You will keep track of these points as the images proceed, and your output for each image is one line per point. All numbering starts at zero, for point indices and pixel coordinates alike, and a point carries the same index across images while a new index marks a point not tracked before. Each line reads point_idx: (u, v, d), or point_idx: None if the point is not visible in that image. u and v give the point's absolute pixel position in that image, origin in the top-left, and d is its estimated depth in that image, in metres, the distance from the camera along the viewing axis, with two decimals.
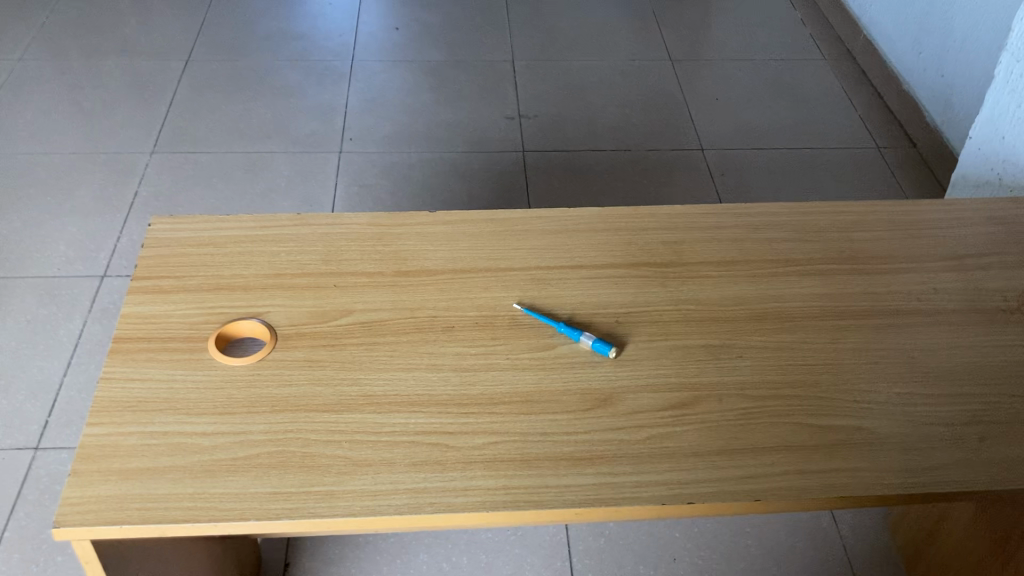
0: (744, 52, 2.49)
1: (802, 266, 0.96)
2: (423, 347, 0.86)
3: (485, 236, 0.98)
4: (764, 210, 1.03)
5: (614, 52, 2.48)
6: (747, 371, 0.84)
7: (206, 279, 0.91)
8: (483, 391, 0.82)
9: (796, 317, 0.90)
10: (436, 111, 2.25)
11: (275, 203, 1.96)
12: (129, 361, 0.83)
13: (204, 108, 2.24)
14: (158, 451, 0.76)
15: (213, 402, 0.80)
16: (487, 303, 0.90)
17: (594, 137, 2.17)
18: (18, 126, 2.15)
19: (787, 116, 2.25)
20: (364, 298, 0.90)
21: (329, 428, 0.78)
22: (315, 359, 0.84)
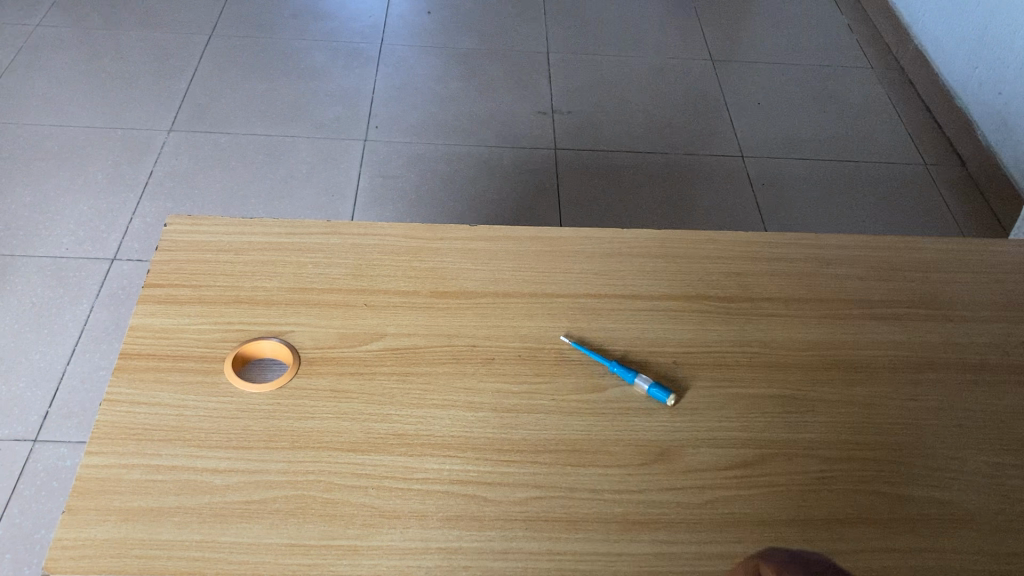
0: (788, 56, 2.39)
1: (876, 309, 0.87)
2: (461, 381, 0.77)
3: (530, 256, 0.90)
4: (835, 242, 0.95)
5: (654, 48, 2.39)
6: (820, 428, 0.76)
7: (225, 291, 0.83)
8: (526, 437, 0.74)
9: (871, 368, 0.82)
10: (467, 101, 2.16)
11: (295, 191, 1.88)
12: (137, 382, 0.75)
13: (226, 86, 2.16)
14: (164, 488, 0.68)
15: (226, 434, 0.72)
16: (532, 333, 0.82)
17: (630, 137, 2.08)
18: (33, 95, 2.07)
19: (832, 125, 2.15)
20: (397, 320, 0.82)
21: (355, 471, 0.70)
22: (341, 389, 0.76)
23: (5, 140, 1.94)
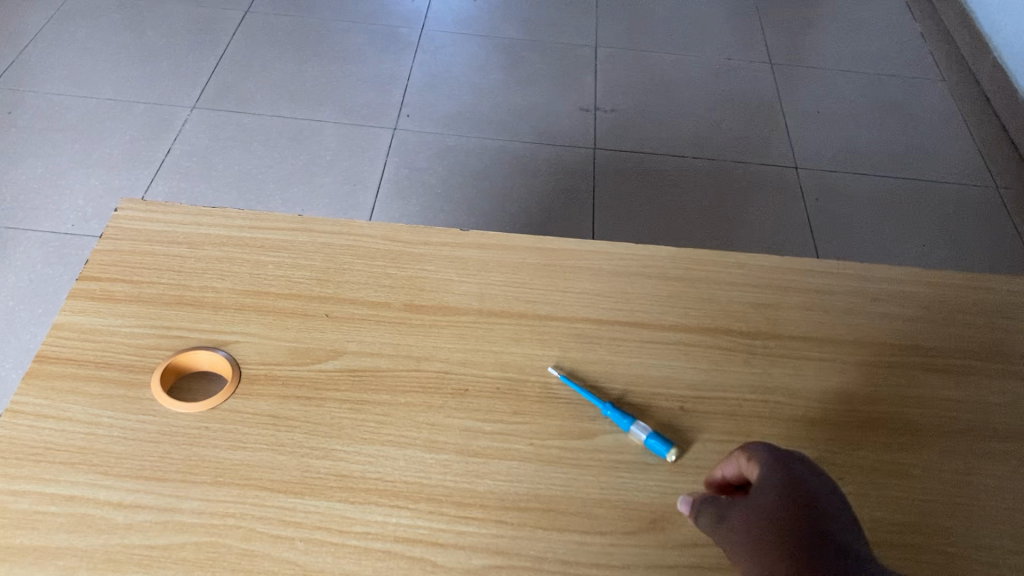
0: (854, 64, 2.23)
1: (930, 358, 0.74)
2: (424, 415, 0.66)
3: (525, 269, 0.78)
4: (885, 274, 0.81)
5: (709, 48, 2.24)
6: (849, 502, 0.63)
7: (168, 290, 0.72)
8: (492, 489, 0.62)
9: (918, 433, 0.68)
10: (505, 94, 2.04)
11: (314, 178, 1.78)
12: (48, 392, 0.64)
13: (256, 64, 2.06)
14: (55, 524, 0.57)
15: (140, 461, 0.61)
16: (515, 362, 0.70)
17: (675, 140, 1.94)
18: (58, 65, 2.00)
19: (896, 139, 1.99)
20: (360, 337, 0.70)
21: (283, 517, 0.59)
22: (283, 415, 0.65)
23: (23, 109, 1.87)
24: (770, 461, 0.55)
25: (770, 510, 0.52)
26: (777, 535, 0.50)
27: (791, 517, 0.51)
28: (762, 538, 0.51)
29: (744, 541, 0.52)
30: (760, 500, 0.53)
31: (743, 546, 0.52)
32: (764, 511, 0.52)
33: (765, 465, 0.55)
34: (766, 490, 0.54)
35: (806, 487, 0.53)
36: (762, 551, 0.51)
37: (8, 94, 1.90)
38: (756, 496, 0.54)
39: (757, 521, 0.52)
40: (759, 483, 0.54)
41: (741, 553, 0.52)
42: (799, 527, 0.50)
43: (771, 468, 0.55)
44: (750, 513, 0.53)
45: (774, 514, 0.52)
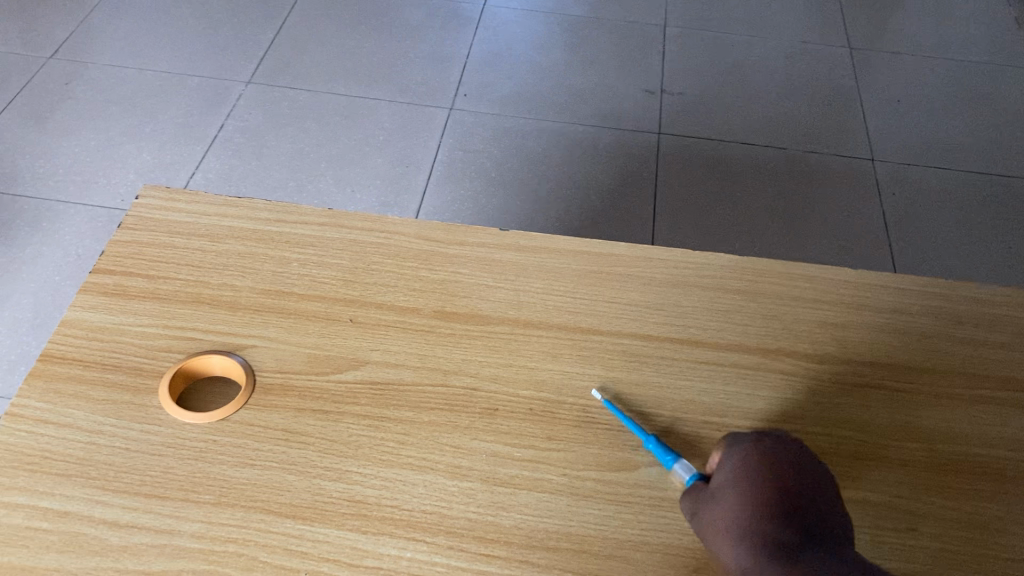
0: (941, 50, 2.10)
1: (1020, 392, 0.66)
2: (449, 436, 0.60)
3: (570, 275, 0.71)
4: (972, 293, 0.73)
5: (785, 30, 2.13)
6: (922, 558, 0.56)
7: (185, 287, 0.68)
8: (519, 524, 0.56)
9: (1003, 478, 0.60)
10: (567, 74, 1.96)
11: (367, 158, 1.73)
12: (51, 395, 0.60)
13: (315, 39, 2.02)
14: (46, 542, 0.53)
15: (141, 475, 0.57)
16: (552, 380, 0.64)
17: (744, 127, 1.84)
18: (117, 37, 1.99)
19: (983, 131, 1.86)
20: (385, 346, 0.65)
21: (289, 546, 0.54)
22: (297, 430, 0.60)
23: (81, 81, 1.87)
24: (740, 447, 0.54)
25: (734, 495, 0.51)
26: (741, 525, 0.49)
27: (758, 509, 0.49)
28: (727, 528, 0.50)
29: (714, 532, 0.51)
30: (726, 485, 0.52)
31: (713, 538, 0.51)
32: (728, 499, 0.51)
33: (734, 452, 0.54)
34: (733, 480, 0.52)
35: (771, 471, 0.51)
36: (728, 543, 0.49)
37: (67, 66, 1.90)
38: (722, 485, 0.52)
39: (723, 513, 0.50)
40: (725, 472, 0.53)
41: (714, 545, 0.50)
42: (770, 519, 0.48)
43: (737, 451, 0.53)
44: (717, 502, 0.51)
45: (740, 507, 0.50)
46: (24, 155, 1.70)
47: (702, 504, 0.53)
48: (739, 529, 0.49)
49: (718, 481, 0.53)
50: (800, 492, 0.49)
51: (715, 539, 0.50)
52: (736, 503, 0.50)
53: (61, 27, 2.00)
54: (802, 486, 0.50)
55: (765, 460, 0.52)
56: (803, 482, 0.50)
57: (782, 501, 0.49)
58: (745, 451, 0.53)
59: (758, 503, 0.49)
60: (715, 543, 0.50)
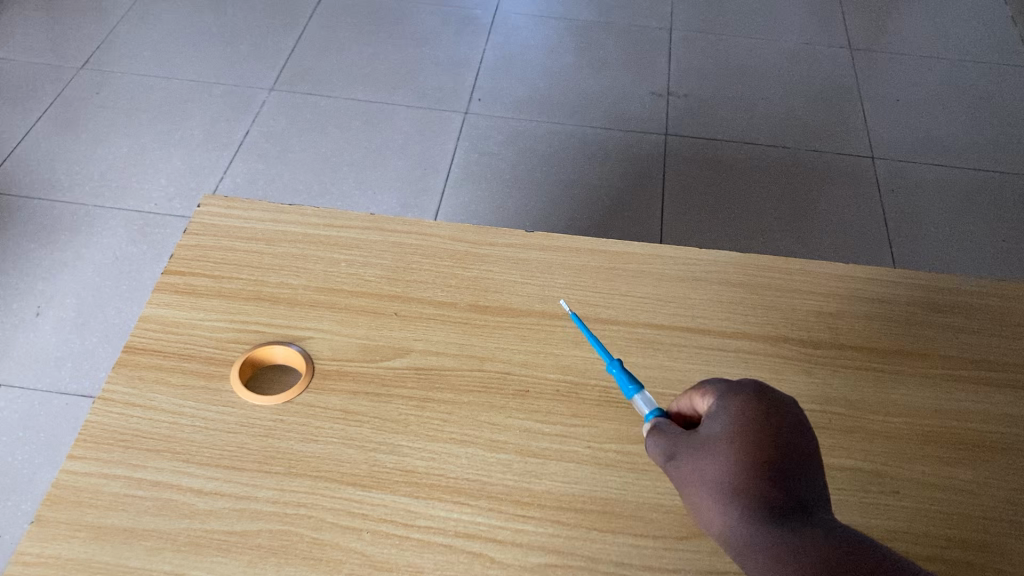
0: (937, 49, 2.17)
1: (994, 373, 0.74)
2: (486, 415, 0.68)
3: (589, 271, 0.79)
4: (953, 285, 0.81)
5: (786, 32, 2.20)
6: (902, 515, 0.64)
7: (247, 285, 0.76)
8: (550, 489, 0.64)
9: (978, 447, 0.68)
10: (576, 78, 2.04)
11: (386, 162, 1.81)
12: (135, 381, 0.69)
13: (333, 47, 2.10)
14: (142, 507, 0.62)
15: (220, 450, 0.65)
16: (575, 365, 0.72)
17: (748, 127, 1.92)
18: (144, 48, 2.07)
19: (978, 129, 1.93)
20: (426, 335, 0.73)
21: (352, 509, 0.62)
22: (353, 410, 0.68)
23: (111, 91, 1.95)
24: (730, 395, 0.54)
25: (724, 452, 0.52)
26: (732, 486, 0.50)
27: (754, 471, 0.50)
28: (716, 485, 0.51)
29: (697, 483, 0.52)
30: (715, 438, 0.53)
31: (695, 488, 0.52)
32: (717, 453, 0.52)
33: (723, 400, 0.54)
34: (727, 434, 0.52)
35: (767, 431, 0.52)
36: (714, 500, 0.51)
37: (97, 76, 1.99)
38: (714, 438, 0.53)
39: (715, 468, 0.51)
40: (717, 425, 0.53)
41: (697, 495, 0.52)
42: (767, 486, 0.50)
43: (730, 403, 0.54)
44: (704, 453, 0.52)
45: (735, 464, 0.51)
46: (61, 162, 1.78)
47: (684, 449, 0.54)
48: (731, 490, 0.50)
49: (705, 430, 0.54)
50: (792, 456, 0.51)
51: (697, 489, 0.52)
52: (727, 460, 0.51)
53: (89, 39, 2.08)
54: (795, 450, 0.51)
55: (757, 416, 0.52)
56: (795, 445, 0.51)
57: (776, 466, 0.50)
58: (737, 403, 0.53)
59: (752, 464, 0.50)
60: (696, 494, 0.52)
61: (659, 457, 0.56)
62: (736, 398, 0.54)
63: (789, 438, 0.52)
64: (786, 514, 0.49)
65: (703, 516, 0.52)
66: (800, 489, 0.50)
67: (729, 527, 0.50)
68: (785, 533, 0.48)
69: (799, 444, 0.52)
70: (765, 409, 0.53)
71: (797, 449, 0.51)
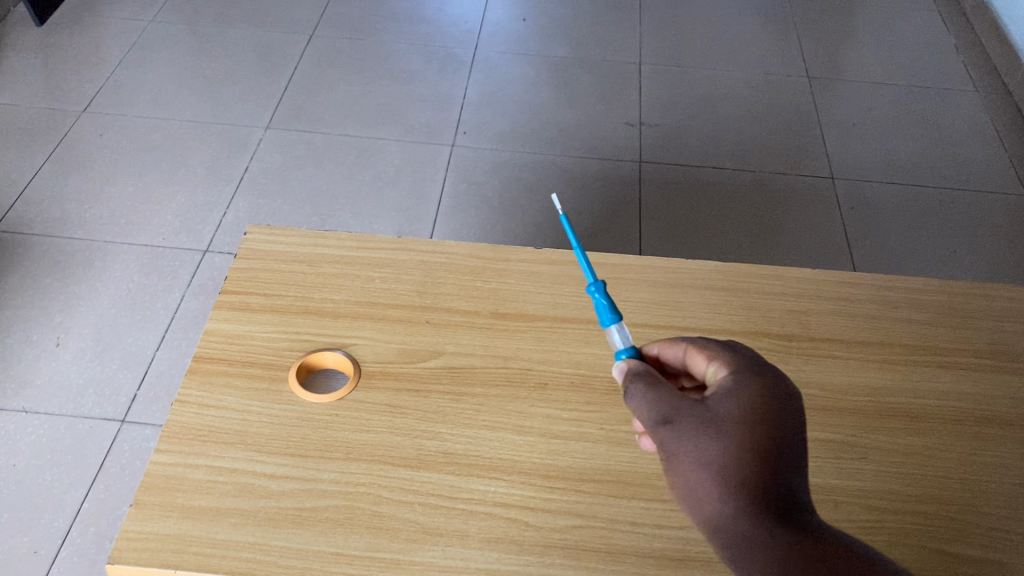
0: (889, 77, 2.33)
1: (942, 357, 0.86)
2: (513, 404, 0.79)
3: (592, 281, 0.92)
4: (904, 284, 0.94)
5: (749, 64, 2.35)
6: (869, 477, 0.75)
7: (295, 301, 0.87)
8: (572, 464, 0.75)
9: (931, 419, 0.80)
10: (556, 112, 2.16)
11: (381, 193, 1.90)
12: (207, 385, 0.79)
13: (324, 86, 2.19)
14: (224, 490, 0.71)
15: (285, 440, 0.75)
16: (586, 360, 0.84)
17: (717, 153, 2.05)
18: (141, 90, 2.13)
19: (929, 149, 2.08)
20: (455, 339, 0.84)
21: (404, 486, 0.72)
22: (398, 404, 0.79)
23: (111, 132, 2.00)
24: (742, 380, 0.56)
25: (735, 432, 0.53)
26: (738, 471, 0.52)
27: (760, 465, 0.52)
28: (719, 467, 0.52)
29: (697, 456, 0.53)
30: (723, 416, 0.54)
31: (693, 460, 0.53)
32: (726, 431, 0.53)
33: (738, 383, 0.56)
34: (739, 421, 0.54)
35: (776, 426, 0.54)
36: (714, 479, 0.52)
37: (96, 118, 2.03)
38: (725, 421, 0.54)
39: (722, 452, 0.52)
40: (729, 409, 0.54)
41: (696, 472, 0.53)
42: (769, 482, 0.52)
43: (746, 391, 0.55)
44: (710, 427, 0.53)
45: (744, 454, 0.52)
46: (68, 200, 1.81)
47: (685, 416, 0.55)
48: (735, 477, 0.51)
49: (714, 406, 0.55)
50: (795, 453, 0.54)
51: (698, 466, 0.53)
52: (737, 443, 0.52)
53: (87, 82, 2.13)
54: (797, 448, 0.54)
55: (769, 406, 0.55)
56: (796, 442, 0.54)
57: (780, 462, 0.52)
58: (750, 389, 0.56)
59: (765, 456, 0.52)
60: (696, 470, 0.53)
61: (648, 414, 0.56)
62: (750, 383, 0.56)
63: (794, 433, 0.54)
64: (785, 511, 0.51)
65: (695, 493, 0.53)
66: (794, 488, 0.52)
67: (724, 512, 0.51)
68: (784, 531, 0.50)
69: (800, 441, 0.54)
70: (775, 400, 0.55)
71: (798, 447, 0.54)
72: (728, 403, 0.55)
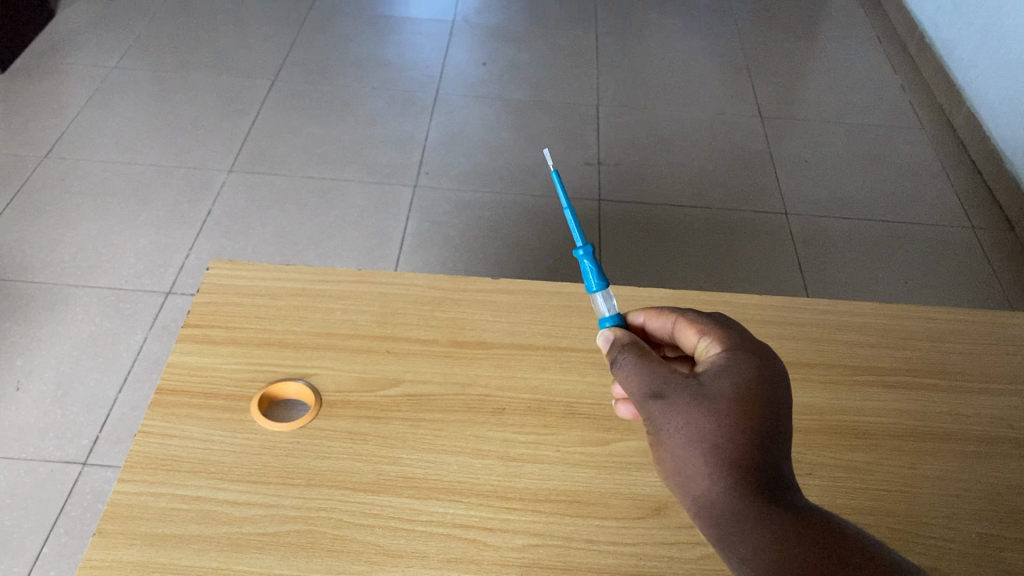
0: (838, 115, 2.41)
1: (883, 377, 0.90)
2: (471, 429, 0.81)
3: (547, 310, 0.95)
4: (847, 308, 0.98)
5: (703, 105, 2.42)
6: (815, 492, 0.78)
7: (257, 333, 0.89)
8: (529, 486, 0.77)
9: (873, 435, 0.84)
10: (516, 152, 2.20)
11: (345, 233, 1.92)
12: (169, 416, 0.80)
13: (286, 129, 2.21)
14: (187, 517, 0.72)
15: (247, 468, 0.76)
16: (542, 386, 0.86)
17: (674, 191, 2.10)
18: (104, 135, 2.14)
19: (877, 185, 2.15)
20: (415, 368, 0.87)
21: (365, 510, 0.74)
22: (358, 431, 0.80)
23: (73, 177, 2.00)
24: (733, 360, 0.59)
25: (724, 412, 0.56)
26: (727, 450, 0.55)
27: (749, 443, 0.55)
28: (710, 444, 0.55)
29: (688, 432, 0.56)
30: (714, 395, 0.57)
31: (684, 437, 0.56)
32: (717, 410, 0.56)
33: (732, 361, 0.59)
34: (730, 399, 0.56)
35: (764, 404, 0.56)
36: (703, 457, 0.55)
37: (58, 163, 2.04)
38: (717, 398, 0.57)
39: (713, 428, 0.55)
40: (721, 387, 0.57)
41: (687, 448, 0.56)
42: (757, 459, 0.55)
43: (737, 370, 0.58)
44: (700, 405, 0.56)
45: (734, 431, 0.55)
46: (30, 245, 1.81)
47: (677, 393, 0.58)
48: (724, 455, 0.54)
49: (705, 385, 0.58)
50: (780, 435, 0.56)
51: (689, 443, 0.56)
52: (725, 423, 0.55)
53: (49, 128, 2.14)
54: (784, 430, 0.57)
55: (757, 388, 0.57)
56: (784, 423, 0.57)
57: (767, 440, 0.55)
58: (740, 369, 0.58)
59: (754, 433, 0.55)
60: (688, 446, 0.56)
61: (641, 388, 0.60)
62: (740, 364, 0.59)
63: (782, 412, 0.57)
64: (771, 487, 0.54)
65: (687, 468, 0.56)
66: (781, 465, 0.55)
67: (714, 488, 0.54)
68: (769, 505, 0.53)
69: (786, 422, 0.57)
70: (766, 379, 0.58)
71: (785, 429, 0.57)
72: (719, 381, 0.58)
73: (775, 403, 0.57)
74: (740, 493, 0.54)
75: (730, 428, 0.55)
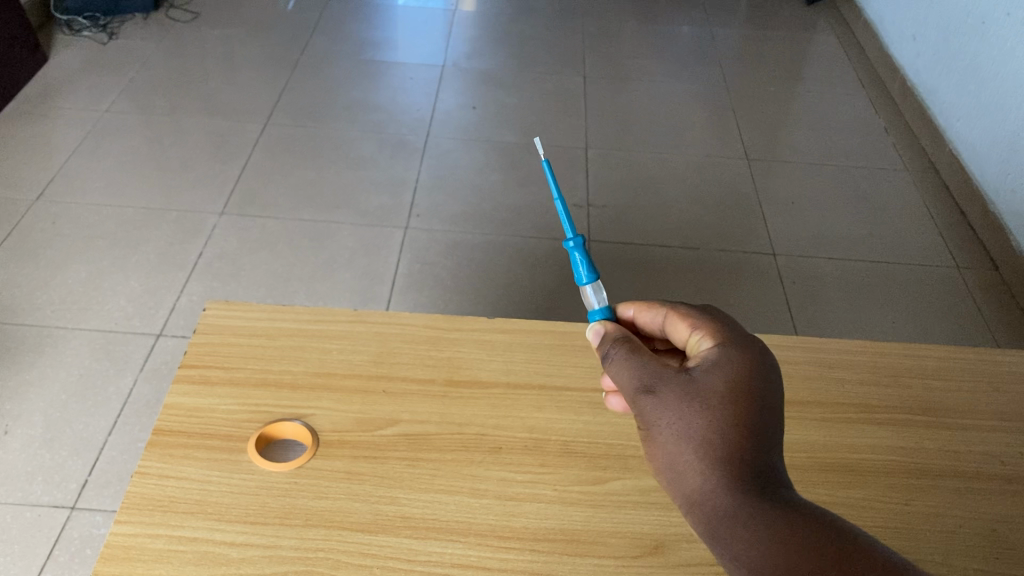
0: (823, 158, 2.44)
1: (876, 414, 0.91)
2: (467, 468, 0.82)
3: (542, 349, 0.96)
4: (837, 346, 0.99)
5: (690, 148, 2.45)
6: None
7: (254, 373, 0.89)
8: (526, 525, 0.77)
9: (868, 471, 0.84)
10: (506, 194, 2.22)
11: (336, 275, 1.92)
12: (166, 457, 0.80)
13: (277, 173, 2.23)
14: (184, 558, 0.72)
15: (243, 509, 0.76)
16: (538, 425, 0.87)
17: (662, 232, 2.12)
18: (95, 179, 2.15)
19: (863, 226, 2.18)
20: (411, 407, 0.87)
21: (363, 550, 0.74)
22: (355, 471, 0.80)
23: (63, 220, 2.00)
24: (724, 357, 0.60)
25: (713, 406, 0.57)
26: (715, 441, 0.55)
27: (738, 438, 0.56)
28: (700, 439, 0.56)
29: (678, 426, 0.57)
30: (705, 390, 0.58)
31: (673, 431, 0.57)
32: (707, 406, 0.57)
33: (723, 358, 0.60)
34: (720, 395, 0.58)
35: (755, 400, 0.57)
36: (693, 450, 0.56)
37: (48, 206, 2.04)
38: (707, 394, 0.58)
39: (703, 424, 0.56)
40: (712, 383, 0.58)
41: (678, 445, 0.57)
42: (746, 454, 0.55)
43: (728, 367, 0.59)
44: (691, 401, 0.58)
45: (723, 428, 0.56)
46: (20, 288, 1.81)
47: (668, 388, 0.59)
48: (714, 450, 0.55)
49: (696, 380, 0.59)
50: (772, 431, 0.57)
51: (680, 440, 0.57)
52: (714, 417, 0.56)
53: (41, 171, 2.15)
54: (775, 426, 0.57)
55: (748, 382, 0.58)
56: (774, 418, 0.58)
57: (756, 435, 0.56)
58: (732, 365, 0.60)
59: (743, 427, 0.56)
60: (679, 443, 0.57)
61: (633, 385, 0.61)
62: (731, 360, 0.60)
63: (772, 407, 0.58)
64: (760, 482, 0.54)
65: (678, 464, 0.57)
66: (771, 461, 0.56)
67: (703, 483, 0.55)
68: (758, 499, 0.53)
69: (777, 419, 0.58)
70: (758, 375, 0.59)
71: (776, 425, 0.57)
72: (710, 375, 0.59)
73: (765, 398, 0.58)
74: (728, 488, 0.54)
75: (720, 423, 0.56)
